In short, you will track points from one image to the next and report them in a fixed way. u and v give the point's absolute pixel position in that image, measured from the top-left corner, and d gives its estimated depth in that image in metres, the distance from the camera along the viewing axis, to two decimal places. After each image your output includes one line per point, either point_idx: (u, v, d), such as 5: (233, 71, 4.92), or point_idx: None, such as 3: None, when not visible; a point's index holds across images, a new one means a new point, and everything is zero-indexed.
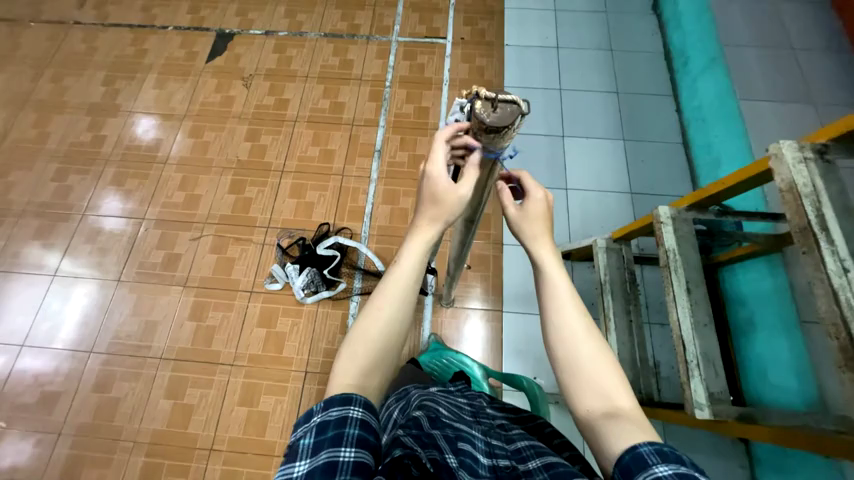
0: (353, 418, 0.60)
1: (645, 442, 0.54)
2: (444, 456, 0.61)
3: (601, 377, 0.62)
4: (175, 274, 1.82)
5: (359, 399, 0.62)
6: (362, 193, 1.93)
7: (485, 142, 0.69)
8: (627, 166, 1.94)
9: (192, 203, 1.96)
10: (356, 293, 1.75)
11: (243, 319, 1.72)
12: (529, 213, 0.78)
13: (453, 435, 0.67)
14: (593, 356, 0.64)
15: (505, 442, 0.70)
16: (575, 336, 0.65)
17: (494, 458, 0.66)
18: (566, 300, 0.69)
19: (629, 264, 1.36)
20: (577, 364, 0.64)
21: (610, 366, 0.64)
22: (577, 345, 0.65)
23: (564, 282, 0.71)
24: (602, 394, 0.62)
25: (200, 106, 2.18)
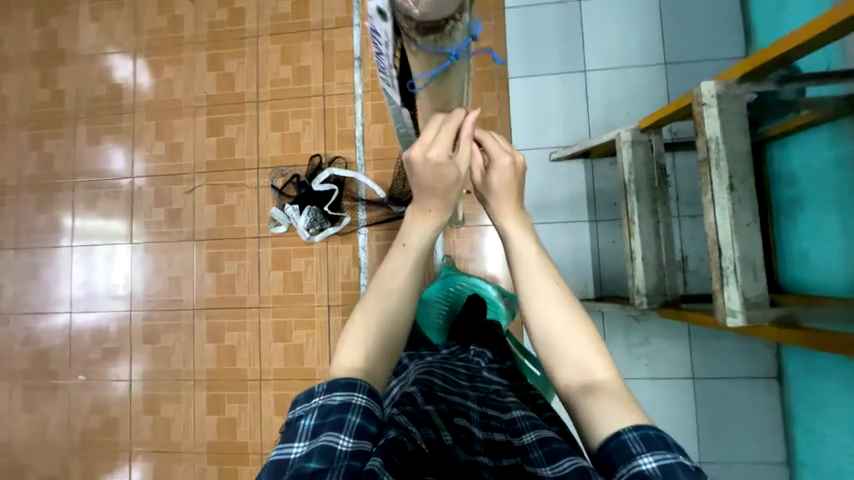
0: (355, 405, 0.59)
1: (631, 428, 0.58)
2: (440, 432, 0.65)
3: (578, 354, 0.68)
4: (182, 229, 1.81)
5: (363, 385, 0.61)
6: (349, 114, 1.72)
7: (426, 44, 0.50)
8: (662, 28, 1.56)
9: (175, 153, 1.83)
10: (362, 226, 1.68)
11: (259, 265, 1.74)
12: (501, 185, 0.76)
13: (448, 411, 0.71)
14: (569, 327, 0.70)
15: (501, 412, 0.75)
16: (550, 313, 0.70)
17: (488, 430, 0.71)
18: (537, 273, 0.74)
19: (659, 157, 1.17)
20: (553, 342, 0.69)
21: (589, 336, 0.69)
22: (552, 323, 0.70)
23: (533, 251, 0.75)
24: (583, 368, 0.67)
25: (148, 35, 1.88)
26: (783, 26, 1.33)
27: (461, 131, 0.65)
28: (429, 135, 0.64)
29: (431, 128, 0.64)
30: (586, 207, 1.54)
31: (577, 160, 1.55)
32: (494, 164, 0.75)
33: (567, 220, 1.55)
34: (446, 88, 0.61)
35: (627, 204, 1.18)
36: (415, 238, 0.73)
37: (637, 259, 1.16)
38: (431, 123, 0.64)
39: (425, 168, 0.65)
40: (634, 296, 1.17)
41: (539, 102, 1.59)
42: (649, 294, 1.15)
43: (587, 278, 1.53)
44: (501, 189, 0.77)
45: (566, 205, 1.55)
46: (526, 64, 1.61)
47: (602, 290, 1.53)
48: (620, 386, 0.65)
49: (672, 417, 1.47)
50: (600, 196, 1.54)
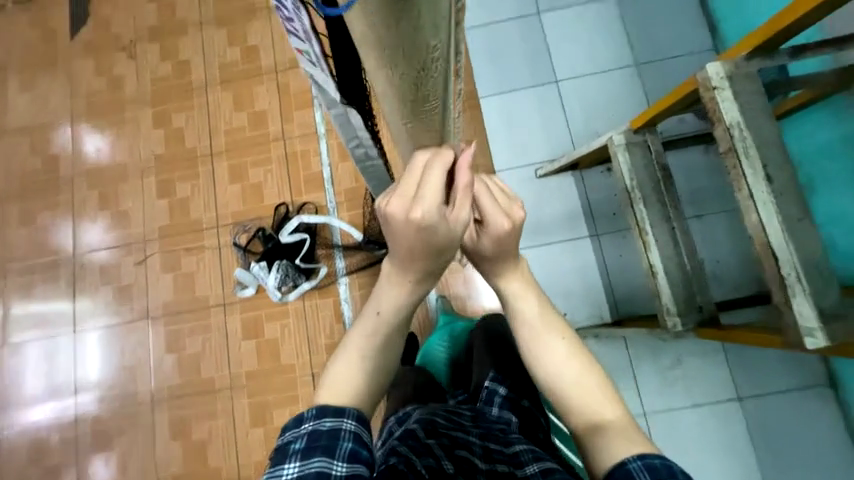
0: (345, 430, 0.55)
1: (635, 456, 0.52)
2: (438, 461, 0.59)
3: (586, 397, 0.63)
4: (135, 306, 1.56)
5: (351, 411, 0.57)
6: (313, 155, 1.58)
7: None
8: (626, 32, 1.52)
9: (122, 221, 1.63)
10: (342, 275, 1.49)
11: (227, 336, 1.50)
12: (499, 246, 0.62)
13: (448, 442, 0.63)
14: (577, 376, 0.65)
15: (504, 446, 0.64)
16: (556, 359, 0.67)
17: (491, 463, 0.61)
18: (542, 329, 0.69)
19: (659, 157, 1.06)
20: (561, 385, 0.65)
21: (597, 381, 0.64)
22: (558, 367, 0.66)
23: (532, 303, 0.70)
24: (589, 407, 0.62)
25: (86, 100, 1.73)
26: (751, 23, 1.30)
27: (455, 184, 0.47)
28: (410, 184, 0.46)
29: (411, 177, 0.46)
30: (584, 221, 1.41)
31: (565, 173, 1.44)
32: (487, 224, 0.59)
33: (567, 238, 1.41)
34: (419, 44, 0.32)
35: (635, 213, 1.05)
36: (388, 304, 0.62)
37: (660, 273, 1.01)
38: (413, 165, 0.46)
39: (408, 228, 0.48)
40: (664, 315, 1.00)
41: (515, 118, 1.50)
42: (682, 311, 0.99)
43: (601, 299, 1.37)
44: (497, 250, 0.63)
45: (562, 222, 1.42)
46: (495, 82, 1.53)
47: (619, 310, 1.37)
48: (628, 424, 0.58)
49: (725, 448, 1.27)
50: (596, 208, 1.42)
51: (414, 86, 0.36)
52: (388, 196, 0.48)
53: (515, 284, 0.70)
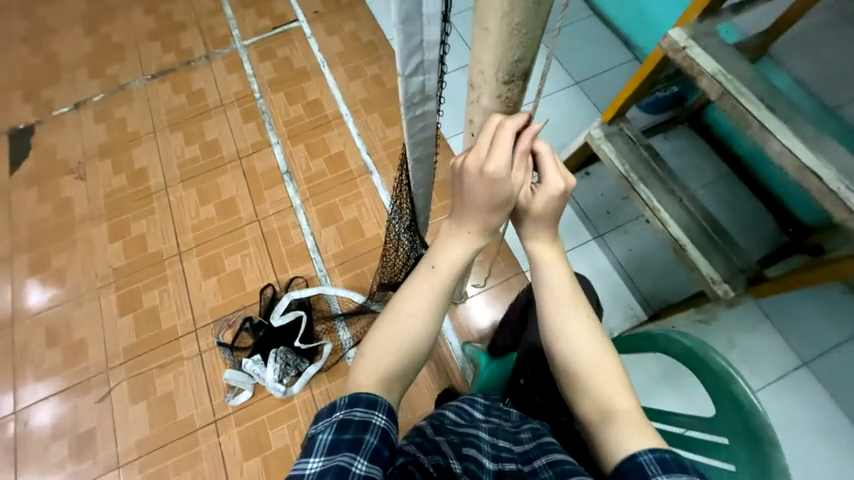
0: (374, 427, 0.51)
1: (646, 449, 0.50)
2: (447, 461, 0.55)
3: (601, 381, 0.59)
4: (98, 458, 1.25)
5: (382, 405, 0.54)
6: (293, 228, 1.49)
7: None
8: (558, 59, 1.70)
9: (76, 354, 1.37)
10: (349, 347, 1.31)
11: (223, 462, 1.21)
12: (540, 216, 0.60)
13: (457, 440, 0.59)
14: (596, 360, 0.60)
15: (513, 441, 0.61)
16: (577, 339, 0.61)
17: (499, 461, 0.57)
18: (569, 305, 0.63)
19: (640, 140, 1.09)
20: (578, 370, 0.60)
21: (613, 365, 0.60)
22: (578, 349, 0.61)
23: (565, 280, 0.64)
24: (603, 389, 0.58)
25: (28, 230, 1.56)
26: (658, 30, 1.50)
27: (518, 146, 0.53)
28: (483, 144, 0.53)
29: (485, 138, 0.53)
30: (583, 226, 1.39)
31: None
32: (543, 187, 0.58)
33: (573, 246, 1.37)
34: None
35: (639, 194, 1.03)
36: (447, 261, 0.61)
37: (688, 245, 0.97)
38: (488, 126, 0.53)
39: (477, 182, 0.54)
40: (710, 286, 0.94)
41: None
42: (727, 277, 0.93)
43: (628, 298, 1.30)
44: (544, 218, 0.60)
45: (563, 231, 1.39)
46: None
47: (651, 305, 1.29)
48: (638, 411, 0.56)
49: (816, 426, 1.13)
50: (590, 211, 1.42)
51: None
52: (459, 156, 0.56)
53: (549, 255, 0.64)
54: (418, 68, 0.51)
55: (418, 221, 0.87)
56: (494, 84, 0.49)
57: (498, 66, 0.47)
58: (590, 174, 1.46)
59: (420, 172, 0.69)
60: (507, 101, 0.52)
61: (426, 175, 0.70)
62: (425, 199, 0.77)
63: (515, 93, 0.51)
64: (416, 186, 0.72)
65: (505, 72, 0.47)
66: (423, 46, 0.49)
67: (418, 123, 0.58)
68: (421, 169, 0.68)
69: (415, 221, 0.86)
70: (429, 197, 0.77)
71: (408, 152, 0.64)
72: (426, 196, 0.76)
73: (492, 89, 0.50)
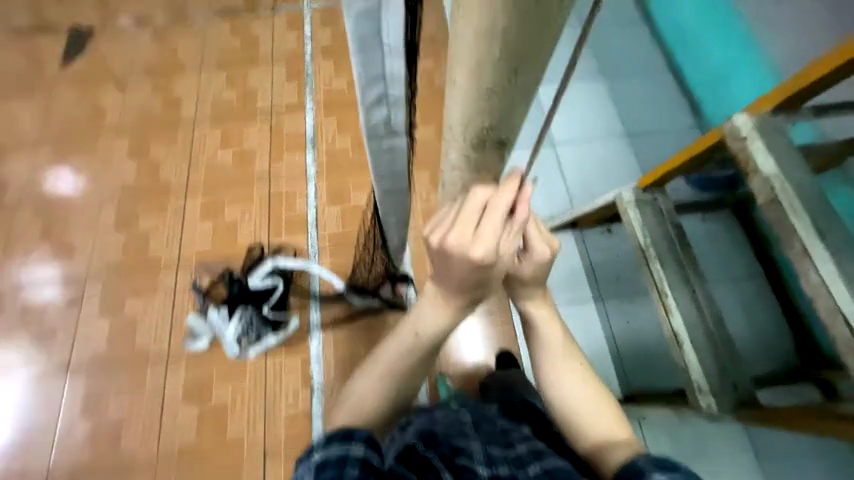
0: (353, 462, 0.51)
1: (640, 454, 0.52)
2: (436, 474, 0.52)
3: (593, 416, 0.62)
4: (52, 359, 1.27)
5: (359, 437, 0.53)
6: (300, 197, 1.47)
7: None
8: (616, 106, 1.60)
9: (63, 255, 1.40)
10: (315, 329, 1.28)
11: (162, 401, 1.21)
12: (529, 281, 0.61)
13: (448, 451, 0.55)
14: (589, 401, 0.63)
15: (506, 447, 0.57)
16: (567, 378, 0.65)
17: (494, 466, 0.53)
18: (561, 352, 0.67)
19: (670, 216, 1.01)
20: (571, 407, 0.63)
21: (606, 405, 0.64)
22: (570, 388, 0.65)
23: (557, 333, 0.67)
24: (598, 425, 0.61)
25: (58, 124, 1.60)
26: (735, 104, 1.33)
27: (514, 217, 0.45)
28: (466, 222, 0.45)
29: (470, 212, 0.44)
30: (587, 283, 1.32)
31: (564, 231, 1.38)
32: (531, 257, 0.57)
33: (570, 300, 1.30)
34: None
35: (651, 273, 0.96)
36: (429, 321, 0.63)
37: (685, 343, 0.89)
38: (469, 201, 0.44)
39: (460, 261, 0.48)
40: (694, 394, 0.86)
41: None
42: (718, 390, 0.84)
43: (609, 371, 1.22)
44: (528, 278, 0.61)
45: (565, 281, 1.32)
46: None
47: (631, 386, 1.20)
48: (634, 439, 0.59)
49: None
50: (599, 271, 1.34)
51: (517, 58, 0.29)
52: (439, 235, 0.48)
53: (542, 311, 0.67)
54: (382, 99, 0.46)
55: (387, 235, 0.83)
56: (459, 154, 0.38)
57: (465, 126, 0.35)
58: (611, 231, 1.39)
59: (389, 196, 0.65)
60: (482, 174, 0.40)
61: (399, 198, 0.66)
62: (397, 218, 0.72)
63: (489, 162, 0.39)
64: (384, 206, 0.68)
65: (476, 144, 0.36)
66: (386, 77, 0.44)
67: (383, 155, 0.54)
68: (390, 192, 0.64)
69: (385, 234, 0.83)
70: (401, 218, 0.73)
71: (376, 183, 0.61)
72: (398, 216, 0.72)
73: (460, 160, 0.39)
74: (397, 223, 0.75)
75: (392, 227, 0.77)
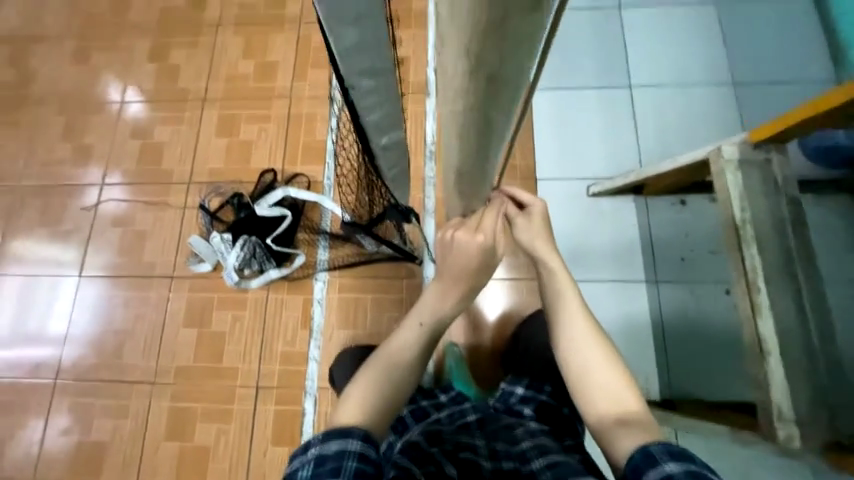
0: (349, 453, 0.45)
1: (654, 440, 0.49)
2: (440, 467, 0.50)
3: (608, 385, 0.57)
4: (68, 260, 1.27)
5: (358, 430, 0.47)
6: (321, 121, 1.31)
7: None
8: (725, 43, 1.24)
9: (82, 157, 1.36)
10: (322, 269, 1.18)
11: (165, 318, 1.19)
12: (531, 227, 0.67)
13: (452, 447, 0.54)
14: (603, 365, 0.59)
15: (511, 443, 0.57)
16: (581, 340, 0.60)
17: (498, 461, 0.53)
18: (573, 310, 0.63)
19: (785, 186, 0.75)
20: (585, 373, 0.58)
21: (620, 374, 0.58)
22: (583, 350, 0.60)
23: (570, 291, 0.64)
24: (609, 398, 0.56)
25: (83, 16, 1.50)
26: None
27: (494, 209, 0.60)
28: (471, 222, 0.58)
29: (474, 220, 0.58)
30: (642, 262, 1.09)
31: (625, 197, 1.14)
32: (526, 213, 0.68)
33: (615, 279, 1.08)
34: None
35: (743, 258, 0.72)
36: (432, 315, 0.59)
37: (772, 354, 0.67)
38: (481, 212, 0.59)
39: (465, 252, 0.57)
40: (770, 420, 0.66)
41: (573, 121, 1.21)
42: (804, 421, 0.64)
43: (648, 367, 1.03)
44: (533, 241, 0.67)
45: (612, 257, 1.10)
46: (555, 73, 1.25)
47: (672, 390, 1.01)
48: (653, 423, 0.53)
49: None
50: (658, 250, 1.10)
51: None
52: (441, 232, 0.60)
53: (554, 262, 0.66)
54: None
55: (377, 164, 0.60)
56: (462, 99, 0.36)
57: None
58: (685, 204, 1.12)
59: (370, 77, 0.41)
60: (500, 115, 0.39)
61: (383, 82, 0.42)
62: (388, 122, 0.49)
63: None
64: (359, 98, 0.43)
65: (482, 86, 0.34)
66: None
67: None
68: (368, 66, 0.39)
69: (373, 162, 0.59)
70: (394, 123, 0.50)
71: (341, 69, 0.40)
72: (389, 117, 0.48)
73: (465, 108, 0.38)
74: (387, 133, 0.51)
75: (385, 145, 0.54)
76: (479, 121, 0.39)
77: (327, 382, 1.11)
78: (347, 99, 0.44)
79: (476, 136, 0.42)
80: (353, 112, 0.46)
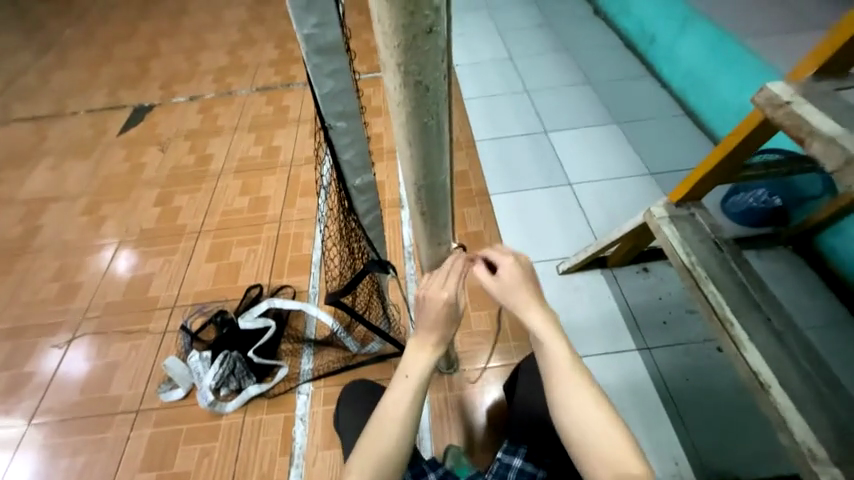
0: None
1: None
2: None
3: (609, 450, 0.51)
4: (19, 408, 1.15)
5: None
6: (307, 238, 1.44)
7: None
8: (634, 147, 1.56)
9: (67, 296, 1.38)
10: (305, 381, 1.11)
11: (119, 464, 1.03)
12: (508, 285, 0.62)
13: None
14: (604, 426, 0.53)
15: None
16: (576, 402, 0.54)
17: None
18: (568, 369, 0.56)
19: (715, 232, 0.86)
20: (585, 438, 0.53)
21: (621, 437, 0.52)
22: (582, 414, 0.53)
23: (565, 347, 0.58)
24: (612, 463, 0.51)
25: (102, 179, 1.75)
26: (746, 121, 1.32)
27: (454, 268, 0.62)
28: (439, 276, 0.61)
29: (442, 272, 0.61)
30: (627, 329, 1.10)
31: (592, 270, 1.22)
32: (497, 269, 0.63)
33: (610, 350, 1.07)
34: None
35: (705, 296, 0.78)
36: (419, 366, 0.58)
37: (773, 387, 0.67)
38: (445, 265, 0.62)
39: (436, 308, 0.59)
40: (806, 463, 0.61)
41: (530, 213, 1.39)
42: (842, 460, 0.59)
43: (672, 444, 0.93)
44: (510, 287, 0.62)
45: (598, 329, 1.11)
46: (506, 181, 1.49)
47: (706, 468, 0.89)
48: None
49: None
50: (640, 315, 1.13)
51: None
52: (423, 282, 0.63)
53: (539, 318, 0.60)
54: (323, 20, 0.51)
55: (354, 209, 0.72)
56: (406, 99, 0.44)
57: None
58: (648, 270, 1.21)
59: (344, 118, 0.60)
60: (436, 125, 0.47)
61: (353, 124, 0.61)
62: (360, 160, 0.65)
63: (422, 55, 0.41)
64: (338, 136, 0.62)
65: (421, 92, 0.43)
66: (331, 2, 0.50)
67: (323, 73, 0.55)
68: (340, 109, 0.59)
69: (352, 207, 0.72)
70: (364, 163, 0.66)
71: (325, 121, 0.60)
72: (360, 155, 0.65)
73: (407, 119, 0.46)
74: (360, 173, 0.67)
75: (358, 186, 0.69)
76: (419, 127, 0.46)
77: None
78: (328, 138, 0.62)
79: (421, 145, 0.48)
80: (333, 152, 0.64)
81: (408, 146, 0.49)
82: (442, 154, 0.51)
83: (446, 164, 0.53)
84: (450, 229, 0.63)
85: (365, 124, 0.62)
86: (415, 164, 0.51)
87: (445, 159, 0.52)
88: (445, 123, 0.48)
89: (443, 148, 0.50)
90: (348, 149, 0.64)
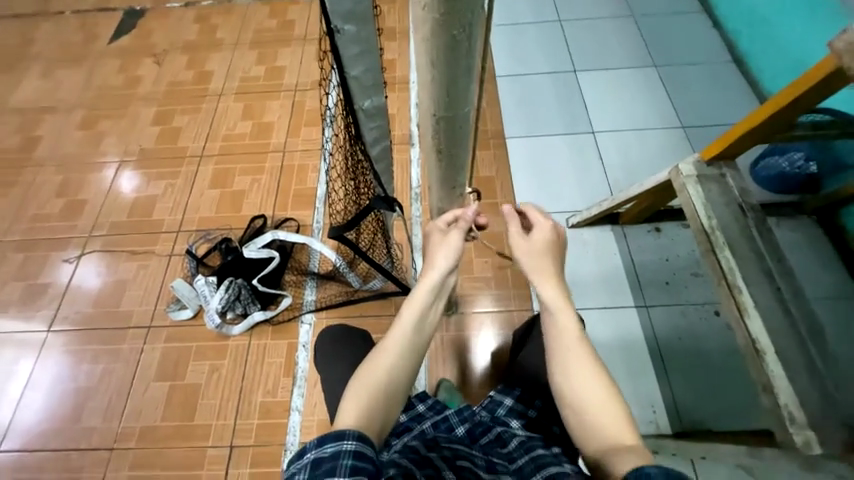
0: (344, 451, 0.43)
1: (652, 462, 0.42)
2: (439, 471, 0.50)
3: (606, 419, 0.51)
4: (38, 314, 1.21)
5: (352, 431, 0.46)
6: (312, 171, 1.38)
7: None
8: (669, 95, 1.42)
9: (72, 213, 1.38)
10: (308, 312, 1.14)
11: (135, 372, 1.10)
12: (536, 251, 0.64)
13: (450, 454, 0.54)
14: (602, 398, 0.52)
15: (507, 461, 0.57)
16: (578, 370, 0.54)
17: (494, 473, 0.54)
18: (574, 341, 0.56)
19: (743, 196, 0.82)
20: (580, 404, 0.52)
21: (621, 413, 0.51)
22: (581, 384, 0.53)
23: (572, 319, 0.58)
24: (602, 427, 0.50)
25: (96, 91, 1.65)
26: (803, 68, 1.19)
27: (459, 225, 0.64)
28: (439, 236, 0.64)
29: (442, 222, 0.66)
30: (629, 287, 1.10)
31: (603, 226, 1.19)
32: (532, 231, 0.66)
33: (609, 306, 1.08)
34: None
35: (719, 260, 0.76)
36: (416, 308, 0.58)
37: (768, 352, 0.68)
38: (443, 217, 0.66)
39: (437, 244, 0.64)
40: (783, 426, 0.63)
41: (546, 161, 1.32)
42: (817, 423, 0.62)
43: (654, 396, 0.97)
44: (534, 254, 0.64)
45: (600, 285, 1.11)
46: (525, 125, 1.39)
47: (682, 420, 0.95)
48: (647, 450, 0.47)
49: None
50: (644, 274, 1.12)
51: None
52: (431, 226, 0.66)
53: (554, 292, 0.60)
54: None
55: (362, 137, 0.67)
56: (434, 2, 0.37)
57: None
58: (660, 231, 1.18)
59: (354, 21, 0.53)
60: (467, 42, 0.41)
61: (364, 30, 0.54)
62: (370, 78, 0.59)
63: None
64: (345, 44, 0.55)
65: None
66: None
67: None
68: (349, 9, 0.51)
69: (359, 136, 0.67)
70: (376, 82, 0.60)
71: (334, 27, 0.53)
72: (370, 72, 0.58)
73: (435, 31, 0.39)
74: (370, 94, 0.61)
75: (367, 109, 0.63)
76: (447, 41, 0.40)
77: (310, 435, 1.00)
78: (334, 47, 0.55)
79: (446, 66, 0.42)
80: (340, 66, 0.57)
81: (431, 66, 0.43)
82: (470, 80, 0.45)
83: (472, 93, 0.47)
84: (467, 169, 0.59)
85: (378, 32, 0.55)
86: (437, 90, 0.45)
87: (472, 88, 0.46)
88: (478, 40, 0.41)
89: (471, 73, 0.44)
90: (356, 65, 0.57)
